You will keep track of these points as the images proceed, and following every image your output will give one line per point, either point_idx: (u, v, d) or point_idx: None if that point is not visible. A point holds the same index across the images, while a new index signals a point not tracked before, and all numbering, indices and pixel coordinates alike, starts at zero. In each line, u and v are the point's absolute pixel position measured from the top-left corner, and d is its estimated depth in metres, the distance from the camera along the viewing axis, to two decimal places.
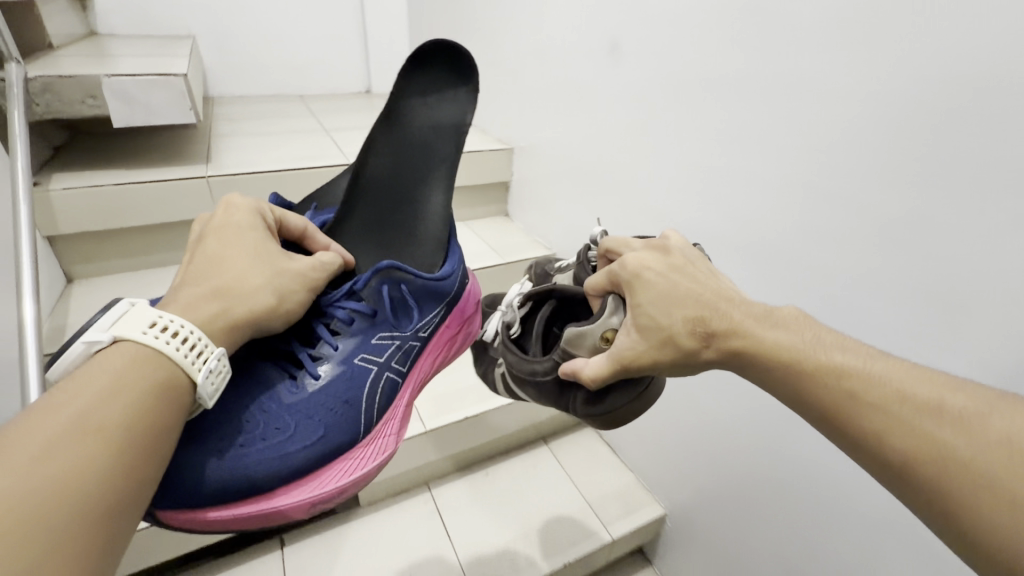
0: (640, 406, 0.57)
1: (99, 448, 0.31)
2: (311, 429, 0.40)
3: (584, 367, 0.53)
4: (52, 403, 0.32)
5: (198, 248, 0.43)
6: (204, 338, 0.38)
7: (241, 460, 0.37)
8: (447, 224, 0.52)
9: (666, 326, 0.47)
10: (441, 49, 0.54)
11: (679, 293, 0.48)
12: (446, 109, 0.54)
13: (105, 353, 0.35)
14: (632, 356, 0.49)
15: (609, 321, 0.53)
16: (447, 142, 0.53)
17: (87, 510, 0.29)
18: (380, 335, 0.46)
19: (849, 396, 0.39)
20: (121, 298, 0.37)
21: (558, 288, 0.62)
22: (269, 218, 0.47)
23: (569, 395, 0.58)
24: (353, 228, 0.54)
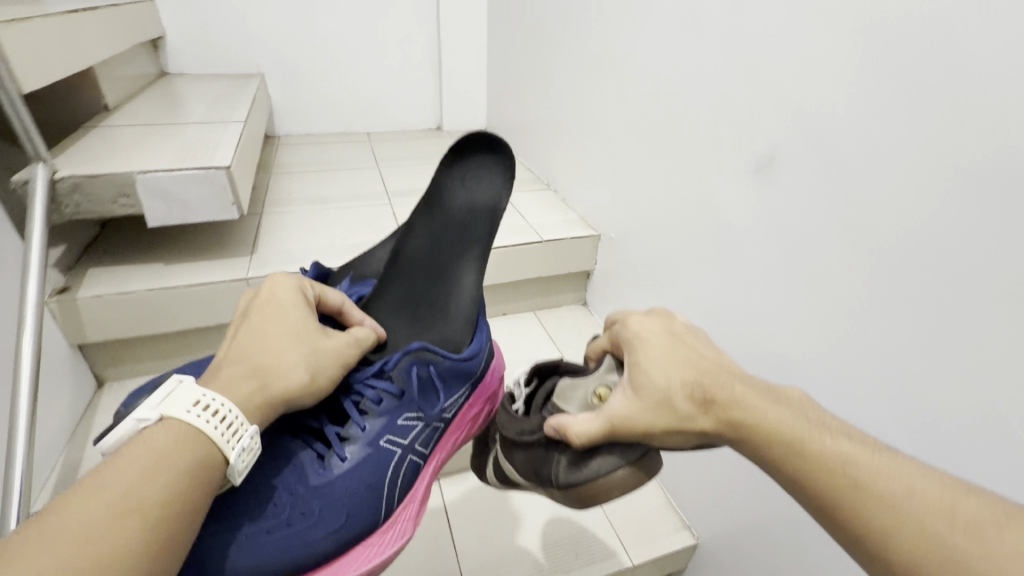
0: (630, 482, 0.54)
1: (136, 529, 0.31)
2: (335, 515, 0.41)
3: (574, 421, 0.54)
4: (98, 482, 0.32)
5: (243, 325, 0.46)
6: (240, 416, 0.39)
7: (266, 546, 0.38)
8: (476, 304, 0.55)
9: (659, 386, 0.50)
10: (482, 140, 0.58)
11: (673, 358, 0.51)
12: (481, 194, 0.58)
13: (150, 431, 0.36)
14: (624, 411, 0.51)
15: (604, 377, 0.58)
16: (481, 226, 0.57)
17: None
18: (405, 416, 0.47)
19: (854, 488, 0.40)
20: (171, 375, 0.39)
21: (558, 364, 0.67)
22: (309, 294, 0.49)
23: (552, 461, 0.57)
24: (387, 303, 0.57)
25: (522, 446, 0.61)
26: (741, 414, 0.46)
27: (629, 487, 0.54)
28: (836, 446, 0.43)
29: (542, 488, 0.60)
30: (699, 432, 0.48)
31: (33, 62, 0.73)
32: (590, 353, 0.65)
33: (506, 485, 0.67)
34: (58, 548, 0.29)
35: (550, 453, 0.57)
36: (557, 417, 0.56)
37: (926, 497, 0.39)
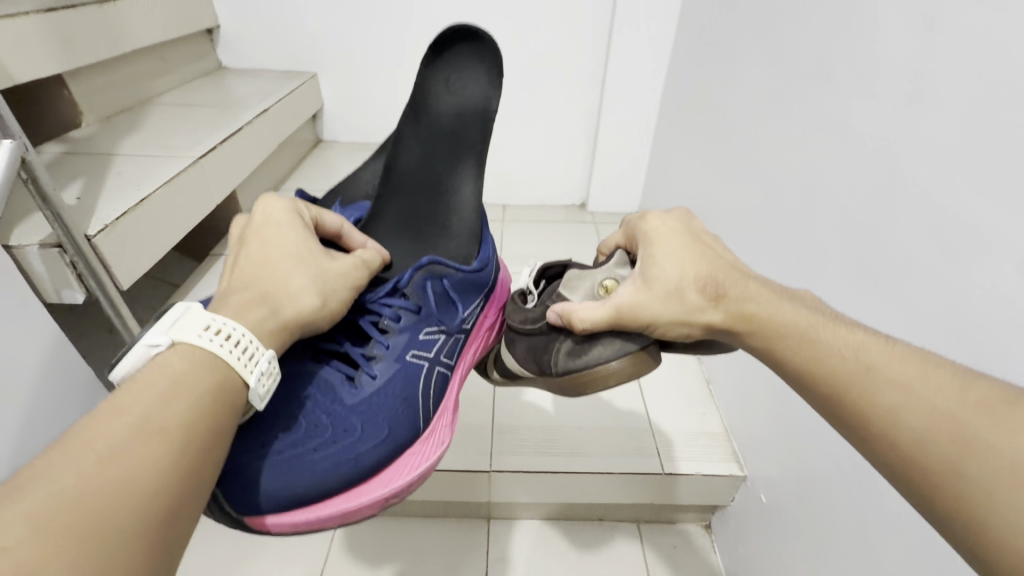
0: (626, 377, 0.54)
1: (160, 449, 0.31)
2: (376, 428, 0.42)
3: (579, 308, 0.54)
4: (116, 403, 0.32)
5: (242, 250, 0.44)
6: (255, 340, 0.38)
7: (316, 464, 0.39)
8: (479, 217, 0.54)
9: (672, 277, 0.50)
10: (464, 35, 0.54)
11: (683, 252, 0.52)
12: (469, 96, 0.54)
13: (163, 356, 0.35)
14: (632, 299, 0.51)
15: (613, 271, 0.57)
16: (476, 131, 0.54)
17: (144, 516, 0.29)
18: (427, 330, 0.48)
19: (863, 377, 0.40)
20: (176, 301, 0.37)
21: (564, 262, 0.66)
22: (306, 216, 0.47)
23: (553, 352, 0.57)
24: (388, 222, 0.55)
25: (529, 347, 0.61)
26: (759, 311, 0.47)
27: (624, 379, 0.54)
28: (856, 338, 0.43)
29: (546, 382, 0.60)
30: (708, 321, 0.49)
31: (131, 256, 0.78)
32: (602, 248, 0.64)
33: (508, 380, 0.68)
34: (84, 466, 0.28)
35: (551, 347, 0.58)
36: (561, 304, 0.57)
37: (945, 376, 0.39)
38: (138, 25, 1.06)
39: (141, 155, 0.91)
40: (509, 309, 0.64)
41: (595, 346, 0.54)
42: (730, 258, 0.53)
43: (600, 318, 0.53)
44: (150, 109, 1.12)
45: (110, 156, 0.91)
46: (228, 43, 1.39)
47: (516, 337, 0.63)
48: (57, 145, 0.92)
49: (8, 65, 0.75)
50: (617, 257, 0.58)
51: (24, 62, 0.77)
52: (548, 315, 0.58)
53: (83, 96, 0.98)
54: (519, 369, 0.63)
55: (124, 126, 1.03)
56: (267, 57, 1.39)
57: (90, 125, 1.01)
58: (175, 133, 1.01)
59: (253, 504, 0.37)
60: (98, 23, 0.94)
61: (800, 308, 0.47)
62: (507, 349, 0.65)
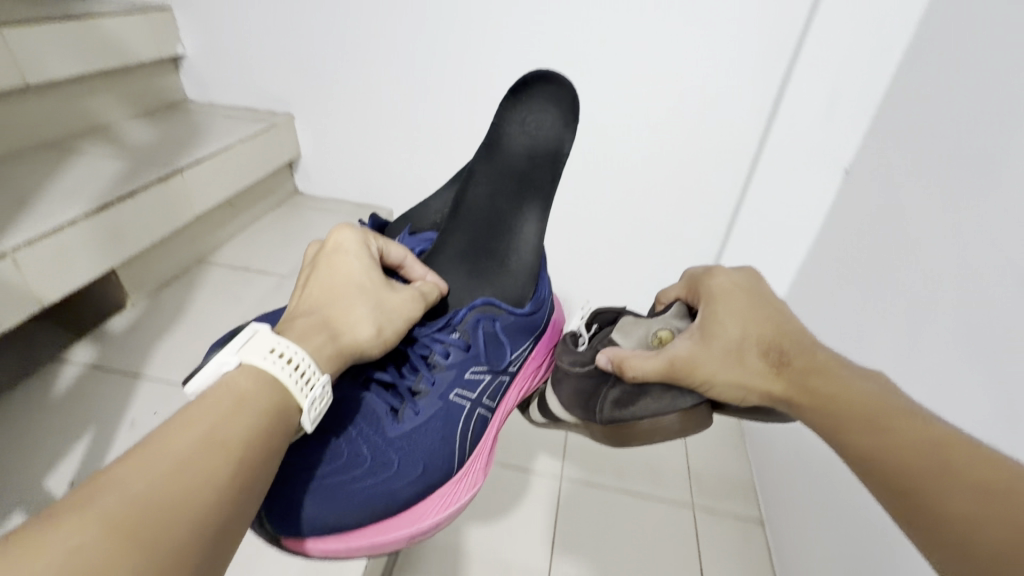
0: (673, 433, 0.52)
1: (219, 466, 0.33)
2: (413, 466, 0.43)
3: (631, 359, 0.53)
4: (185, 417, 0.34)
5: (311, 275, 0.47)
6: (312, 366, 0.40)
7: (354, 497, 0.40)
8: (539, 257, 0.56)
9: (732, 339, 0.49)
10: (545, 79, 0.55)
11: (750, 316, 0.49)
12: (542, 134, 0.55)
13: (230, 374, 0.38)
14: (688, 352, 0.50)
15: (670, 322, 0.57)
16: (546, 171, 0.55)
17: (197, 531, 0.31)
18: (473, 369, 0.48)
19: (931, 478, 0.37)
20: (247, 323, 0.40)
21: (619, 309, 0.65)
22: (373, 248, 0.49)
23: (598, 402, 0.56)
24: (449, 255, 0.56)
25: (574, 392, 0.59)
26: (827, 392, 0.44)
27: (677, 435, 0.52)
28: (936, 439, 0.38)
29: (589, 428, 0.59)
30: (767, 389, 0.46)
31: None
32: (661, 299, 0.62)
33: (550, 423, 0.67)
34: (155, 474, 0.31)
35: (596, 397, 0.56)
36: (614, 349, 0.56)
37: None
38: (206, 188, 0.99)
39: (168, 380, 0.82)
40: (558, 351, 0.63)
41: (642, 397, 0.52)
42: (801, 329, 0.50)
43: (651, 369, 0.51)
44: (205, 274, 1.05)
45: (136, 377, 0.83)
46: (305, 171, 1.25)
47: (562, 378, 0.61)
48: (87, 348, 0.86)
49: (36, 292, 0.72)
50: (676, 308, 0.58)
51: (57, 280, 0.74)
52: (599, 359, 0.57)
53: (129, 277, 0.93)
54: (564, 414, 0.62)
55: (167, 308, 0.96)
56: (342, 186, 1.24)
57: (134, 305, 0.95)
58: (214, 330, 0.92)
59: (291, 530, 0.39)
60: (157, 206, 0.89)
61: (886, 397, 0.43)
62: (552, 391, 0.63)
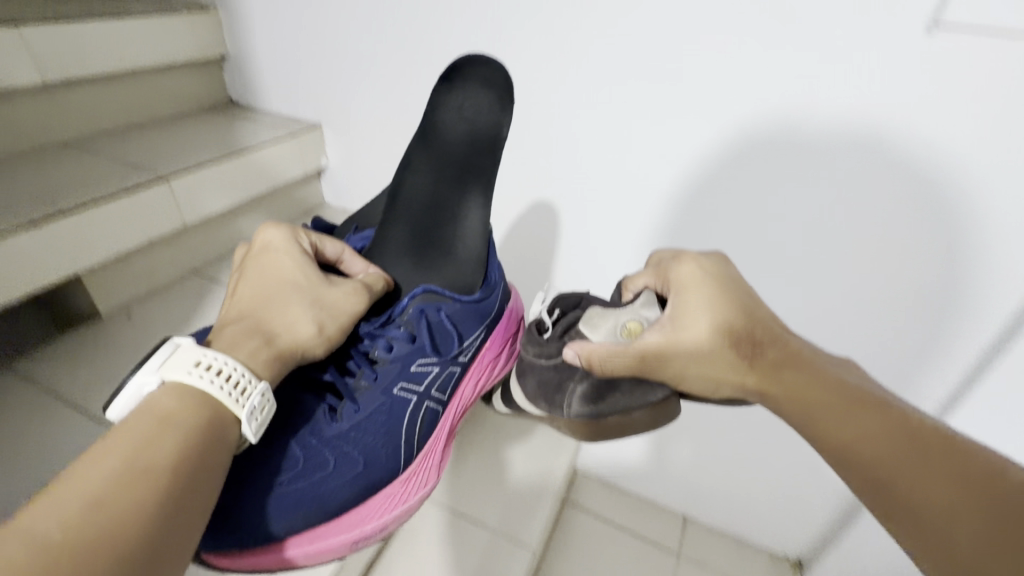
0: (634, 426, 0.51)
1: (146, 487, 0.30)
2: (352, 464, 0.41)
3: (597, 355, 0.49)
4: (104, 445, 0.32)
5: (239, 280, 0.44)
6: (247, 373, 0.38)
7: (291, 504, 0.38)
8: (487, 242, 0.54)
9: (702, 330, 0.44)
10: (481, 62, 0.50)
11: (718, 302, 0.45)
12: (480, 121, 0.50)
13: (153, 394, 0.35)
14: (658, 345, 0.45)
15: (639, 312, 0.50)
16: (487, 158, 0.51)
17: (128, 554, 0.28)
18: (419, 362, 0.46)
19: (900, 471, 0.35)
20: (166, 339, 0.37)
21: (585, 294, 0.59)
22: (306, 244, 0.46)
23: (564, 397, 0.53)
24: (393, 248, 0.53)
25: (536, 376, 0.57)
26: (802, 386, 0.41)
27: (647, 423, 0.50)
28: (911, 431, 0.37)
29: (555, 416, 0.57)
30: (744, 384, 0.42)
31: None
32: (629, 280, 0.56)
33: (516, 413, 0.65)
34: (69, 507, 0.28)
35: (561, 390, 0.54)
36: (580, 341, 0.51)
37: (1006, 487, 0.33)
38: None
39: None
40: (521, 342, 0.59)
41: (611, 394, 0.49)
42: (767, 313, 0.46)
43: (620, 364, 0.48)
44: None
45: None
46: None
47: (527, 368, 0.58)
48: None
49: None
50: (646, 296, 0.51)
51: None
52: (565, 353, 0.53)
53: None
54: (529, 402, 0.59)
55: None
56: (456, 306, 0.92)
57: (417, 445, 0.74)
58: None
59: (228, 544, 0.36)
60: None
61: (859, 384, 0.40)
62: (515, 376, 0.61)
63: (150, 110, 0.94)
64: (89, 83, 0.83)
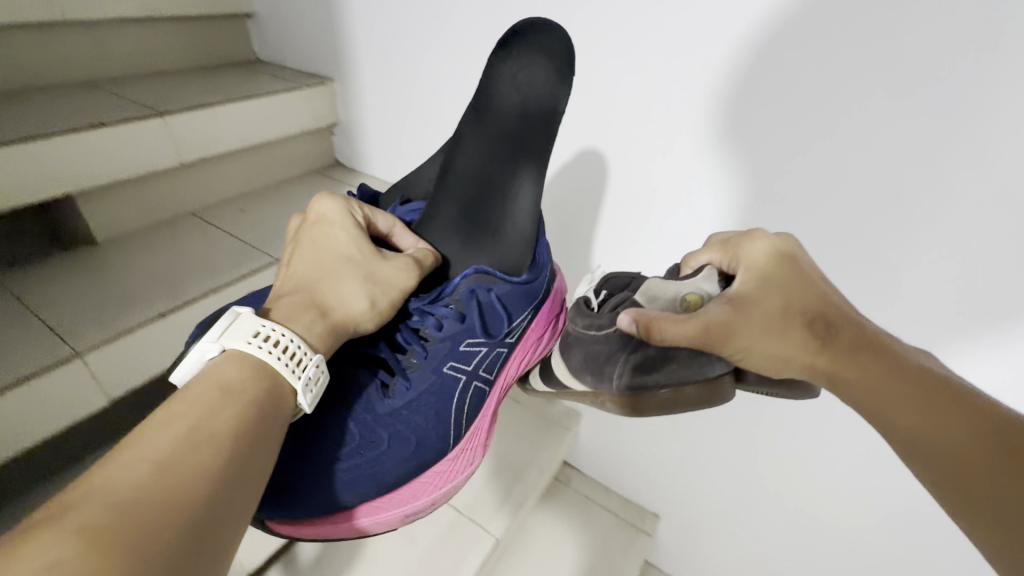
0: (677, 405, 0.50)
1: (209, 457, 0.31)
2: (404, 443, 0.41)
3: (661, 320, 0.46)
4: (170, 411, 0.32)
5: (294, 252, 0.44)
6: (303, 346, 0.38)
7: (343, 478, 0.39)
8: (536, 220, 0.52)
9: (773, 305, 0.45)
10: (538, 30, 0.48)
11: (793, 286, 0.45)
12: (535, 93, 0.48)
13: (214, 361, 0.35)
14: (726, 317, 0.44)
15: (702, 285, 0.49)
16: (539, 133, 0.50)
17: (191, 523, 0.28)
18: (469, 342, 0.46)
19: (991, 465, 0.35)
20: (226, 307, 0.37)
21: (638, 274, 0.59)
22: (359, 217, 0.46)
23: (614, 368, 0.53)
24: (442, 222, 0.53)
25: (582, 350, 0.56)
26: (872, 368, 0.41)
27: (697, 406, 0.49)
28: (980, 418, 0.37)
29: (597, 392, 0.56)
30: (813, 361, 0.43)
31: None
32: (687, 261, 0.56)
33: (556, 394, 0.64)
34: (138, 471, 0.29)
35: (611, 362, 0.53)
36: (640, 310, 0.48)
37: None
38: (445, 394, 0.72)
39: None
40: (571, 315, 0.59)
41: (666, 365, 0.48)
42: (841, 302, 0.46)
43: (684, 334, 0.45)
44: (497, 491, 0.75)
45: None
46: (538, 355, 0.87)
47: (573, 343, 0.58)
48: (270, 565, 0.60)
49: None
50: (709, 271, 0.50)
51: None
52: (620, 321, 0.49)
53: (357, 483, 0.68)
54: (569, 376, 0.59)
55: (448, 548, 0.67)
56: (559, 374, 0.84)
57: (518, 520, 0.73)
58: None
59: (286, 512, 0.38)
60: None
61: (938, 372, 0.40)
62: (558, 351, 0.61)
63: (265, 177, 1.00)
64: (221, 160, 0.91)
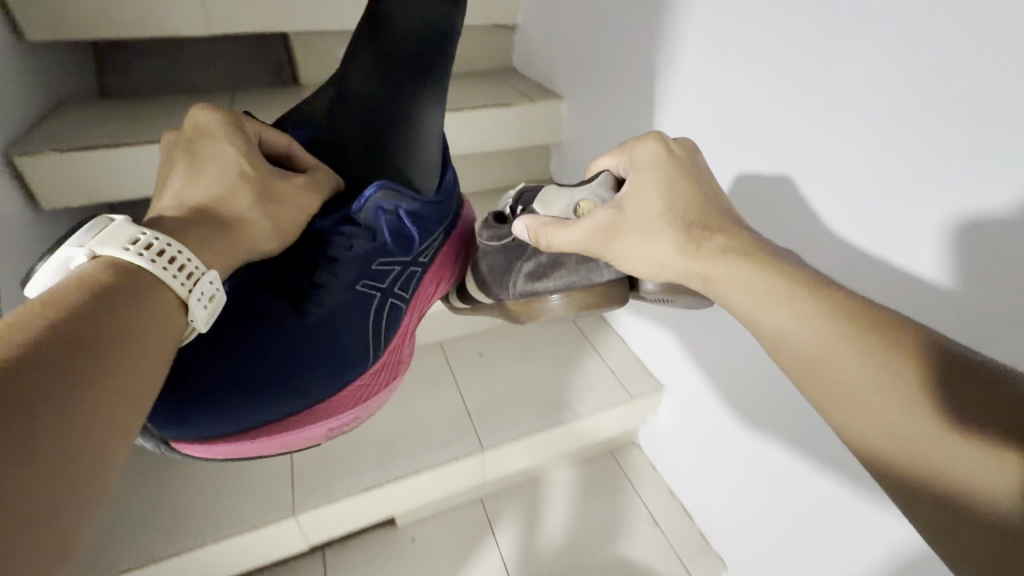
0: (569, 312, 0.53)
1: (139, 338, 0.29)
2: (322, 357, 0.39)
3: (552, 229, 0.47)
4: (77, 289, 0.29)
5: (172, 166, 0.39)
6: (194, 261, 0.34)
7: (255, 404, 0.35)
8: (442, 144, 0.53)
9: (654, 210, 0.44)
10: None
11: (674, 187, 0.45)
12: (427, 11, 0.51)
13: (81, 269, 0.31)
14: (613, 221, 0.44)
15: (597, 191, 0.49)
16: (437, 54, 0.52)
17: (121, 391, 0.27)
18: (380, 261, 0.45)
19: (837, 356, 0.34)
20: (102, 213, 0.33)
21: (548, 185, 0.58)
22: (249, 134, 0.43)
23: (508, 281, 0.54)
24: (342, 146, 0.51)
25: (485, 266, 0.56)
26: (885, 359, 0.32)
27: (577, 312, 0.53)
28: (982, 426, 0.28)
29: (495, 304, 0.58)
30: (691, 263, 0.42)
31: None
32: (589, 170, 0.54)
33: (471, 307, 0.63)
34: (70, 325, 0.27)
35: (505, 276, 0.54)
36: (533, 217, 0.49)
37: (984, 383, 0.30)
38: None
39: None
40: (478, 230, 0.58)
41: (557, 270, 0.51)
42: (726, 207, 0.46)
43: (572, 240, 0.46)
44: None
45: None
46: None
47: (479, 256, 0.57)
48: None
49: None
50: (605, 178, 0.49)
51: None
52: (516, 229, 0.51)
53: None
54: (473, 292, 0.60)
55: None
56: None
57: None
58: None
59: (188, 434, 0.33)
60: None
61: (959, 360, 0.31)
62: (466, 270, 0.60)
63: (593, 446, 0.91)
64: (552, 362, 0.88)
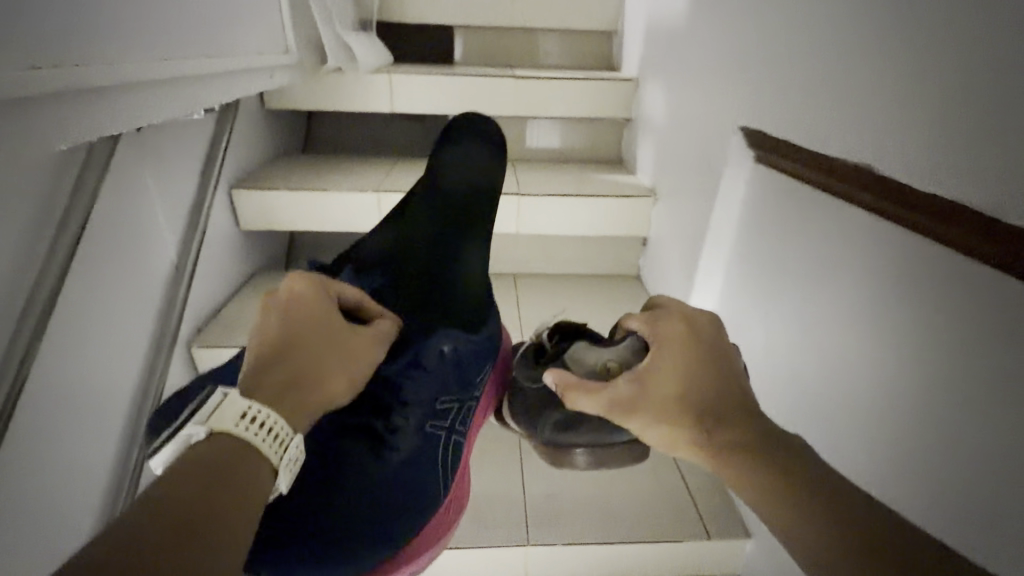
0: (590, 463, 0.56)
1: (225, 506, 0.31)
2: (401, 497, 0.45)
3: (575, 388, 0.50)
4: (193, 461, 0.33)
5: (263, 323, 0.44)
6: (286, 426, 0.38)
7: (353, 550, 0.40)
8: (486, 281, 0.63)
9: (673, 391, 0.44)
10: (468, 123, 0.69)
11: (693, 362, 0.45)
12: (475, 167, 0.67)
13: (200, 445, 0.35)
14: (631, 393, 0.46)
15: (621, 354, 0.53)
16: (480, 200, 0.66)
17: (190, 560, 0.28)
18: (444, 401, 0.51)
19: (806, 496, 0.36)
20: (218, 388, 0.38)
21: (582, 325, 0.63)
22: (328, 291, 0.49)
23: (539, 425, 0.58)
24: (404, 287, 0.61)
25: (523, 402, 0.61)
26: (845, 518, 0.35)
27: (596, 463, 0.56)
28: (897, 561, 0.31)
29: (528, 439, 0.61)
30: (703, 453, 0.41)
31: None
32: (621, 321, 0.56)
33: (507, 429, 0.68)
34: (172, 496, 0.30)
35: (538, 419, 0.58)
36: (561, 372, 0.52)
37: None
38: None
39: None
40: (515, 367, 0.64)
41: (579, 428, 0.54)
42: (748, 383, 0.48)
43: (591, 404, 0.49)
44: None
45: None
46: None
47: (518, 391, 0.62)
48: None
49: None
50: (631, 341, 0.53)
51: None
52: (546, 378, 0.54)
53: None
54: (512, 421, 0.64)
55: None
56: None
57: None
58: None
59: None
60: None
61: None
62: (506, 400, 0.65)
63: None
64: None
